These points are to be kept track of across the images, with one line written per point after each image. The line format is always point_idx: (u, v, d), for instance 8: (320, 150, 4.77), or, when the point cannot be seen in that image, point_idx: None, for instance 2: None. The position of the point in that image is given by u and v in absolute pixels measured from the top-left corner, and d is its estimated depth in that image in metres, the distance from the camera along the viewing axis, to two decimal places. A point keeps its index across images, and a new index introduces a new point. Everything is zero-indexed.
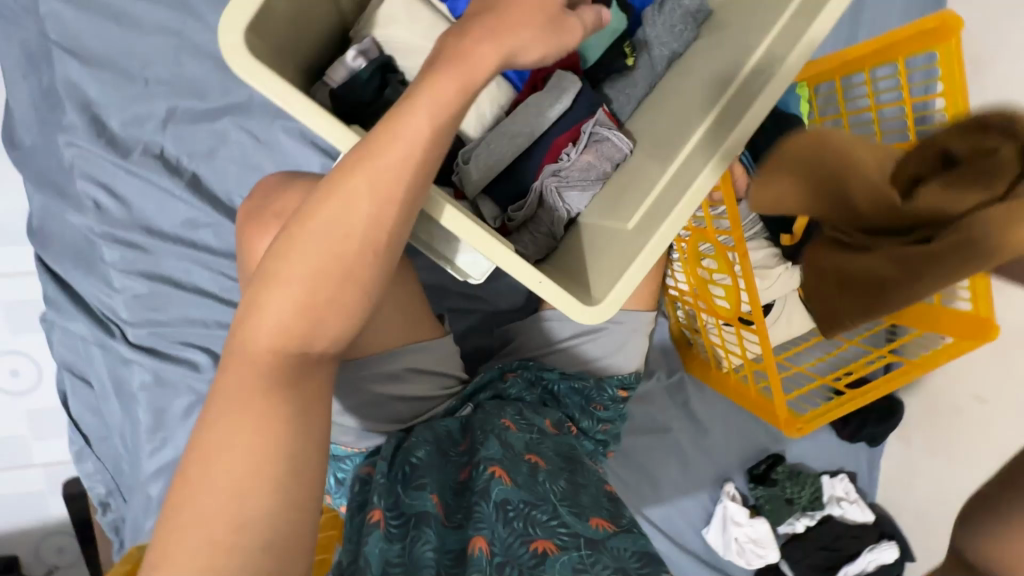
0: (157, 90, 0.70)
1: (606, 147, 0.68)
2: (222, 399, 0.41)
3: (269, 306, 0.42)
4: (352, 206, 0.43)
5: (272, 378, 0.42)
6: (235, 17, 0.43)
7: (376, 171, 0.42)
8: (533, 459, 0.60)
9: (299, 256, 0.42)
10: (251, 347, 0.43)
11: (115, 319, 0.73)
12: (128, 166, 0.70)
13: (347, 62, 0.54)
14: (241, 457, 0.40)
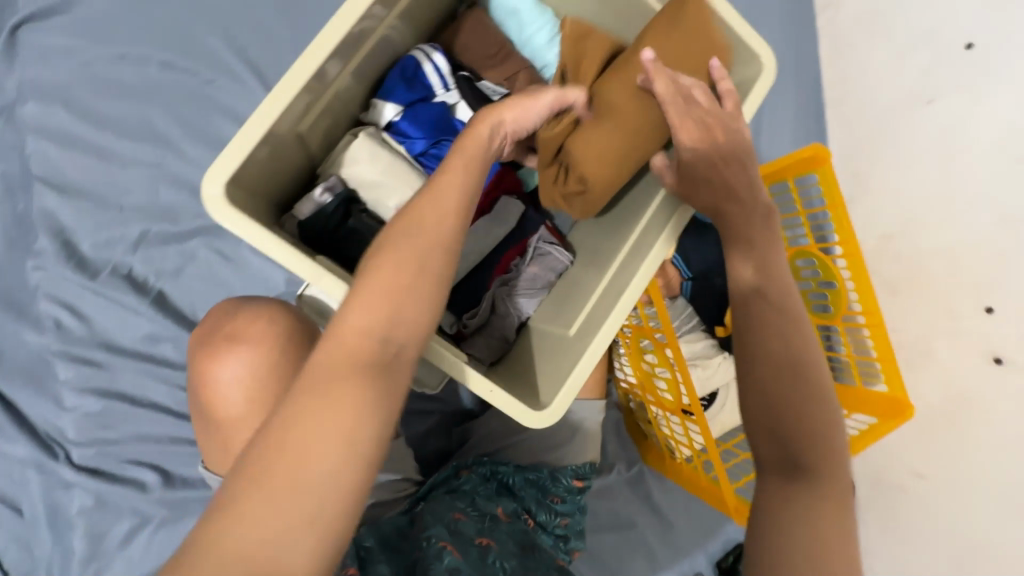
0: (131, 216, 0.74)
1: (549, 259, 0.77)
2: (312, 380, 0.37)
3: (284, 426, 0.35)
4: (371, 312, 0.41)
5: (360, 369, 0.38)
6: (217, 172, 0.50)
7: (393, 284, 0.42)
8: (483, 542, 0.67)
9: (317, 374, 0.37)
10: (343, 334, 0.40)
11: (61, 440, 0.71)
12: (95, 286, 0.73)
13: (315, 198, 0.63)
14: (317, 444, 0.35)
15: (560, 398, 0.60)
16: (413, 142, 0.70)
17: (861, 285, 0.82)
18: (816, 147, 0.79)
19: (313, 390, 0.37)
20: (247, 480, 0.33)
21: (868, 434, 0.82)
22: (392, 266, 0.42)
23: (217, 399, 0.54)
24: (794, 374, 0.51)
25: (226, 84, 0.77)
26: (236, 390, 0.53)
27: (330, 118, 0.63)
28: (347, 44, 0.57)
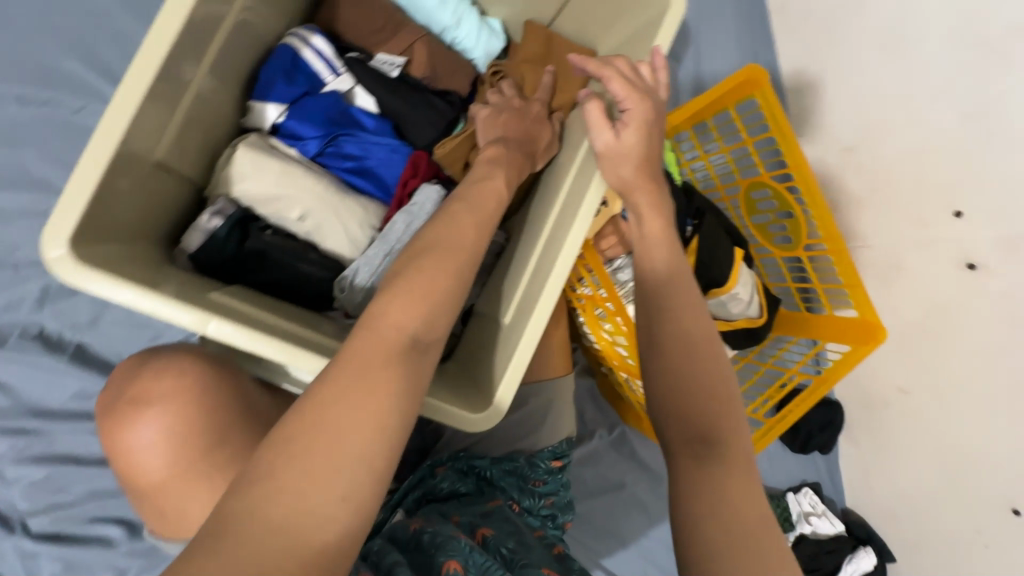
0: (29, 272, 0.70)
1: (483, 240, 0.70)
2: (346, 364, 0.38)
3: (321, 424, 0.35)
4: (410, 310, 0.42)
5: (389, 356, 0.39)
6: (60, 224, 0.42)
7: (424, 295, 0.43)
8: (482, 532, 0.61)
9: (349, 376, 0.37)
10: (379, 322, 0.41)
11: (12, 512, 0.69)
12: (6, 353, 0.68)
13: (203, 226, 0.56)
14: (345, 424, 0.35)
15: (500, 393, 0.56)
16: (306, 143, 0.62)
17: (819, 211, 0.77)
18: (748, 68, 0.72)
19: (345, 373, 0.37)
20: (276, 462, 0.33)
21: (843, 363, 0.79)
22: (435, 267, 0.44)
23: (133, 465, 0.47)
24: (700, 354, 0.51)
25: (97, 109, 0.73)
26: (153, 453, 0.46)
27: (204, 132, 0.57)
28: (198, 50, 0.49)
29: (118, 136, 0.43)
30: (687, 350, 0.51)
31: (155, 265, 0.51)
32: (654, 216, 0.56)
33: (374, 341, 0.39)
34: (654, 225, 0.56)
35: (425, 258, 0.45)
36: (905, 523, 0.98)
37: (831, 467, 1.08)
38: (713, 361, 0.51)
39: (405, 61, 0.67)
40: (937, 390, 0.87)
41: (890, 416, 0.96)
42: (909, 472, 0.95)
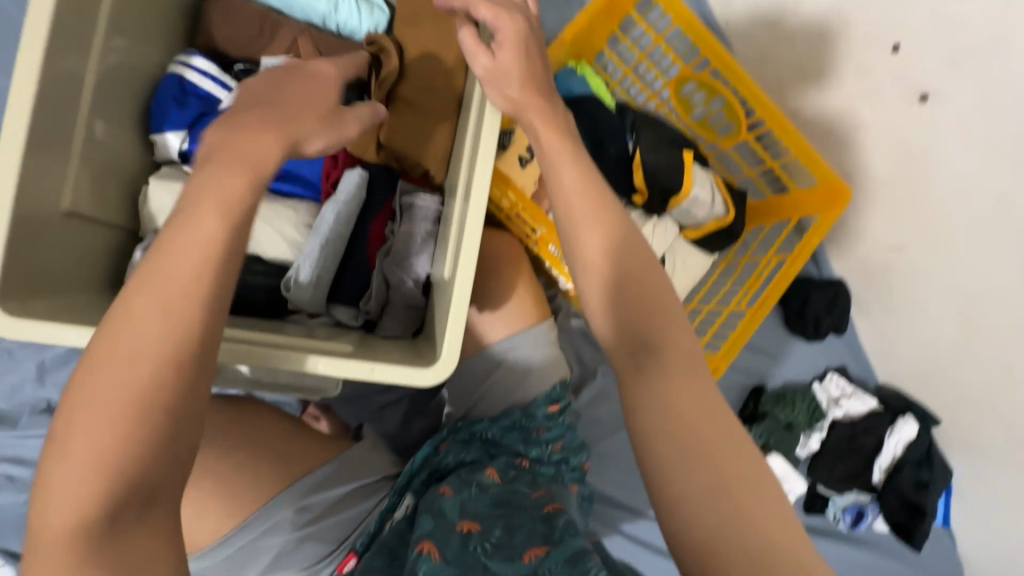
0: (21, 353, 0.74)
1: (417, 210, 0.73)
2: (81, 411, 0.34)
3: (62, 490, 0.32)
4: (148, 326, 0.35)
5: (125, 390, 0.34)
6: None
7: (169, 314, 0.35)
8: (466, 526, 0.58)
9: (104, 429, 0.33)
10: (112, 348, 0.34)
11: None
12: (23, 431, 0.73)
13: (138, 262, 0.59)
14: (76, 488, 0.32)
15: (448, 342, 0.55)
16: None
17: (745, 86, 0.76)
18: None
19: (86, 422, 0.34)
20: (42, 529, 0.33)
21: (817, 231, 0.77)
22: (175, 267, 0.36)
23: None
24: (652, 276, 0.49)
25: None
26: None
27: (115, 177, 0.59)
28: (70, 97, 0.51)
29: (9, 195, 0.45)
30: (634, 261, 0.49)
31: (101, 307, 0.55)
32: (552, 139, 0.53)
33: (105, 389, 0.34)
34: (554, 145, 0.53)
35: (162, 256, 0.37)
36: (937, 382, 0.94)
37: (852, 347, 1.04)
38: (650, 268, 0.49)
39: (294, 59, 0.68)
40: (933, 235, 0.83)
41: (891, 277, 0.92)
42: (926, 328, 0.91)
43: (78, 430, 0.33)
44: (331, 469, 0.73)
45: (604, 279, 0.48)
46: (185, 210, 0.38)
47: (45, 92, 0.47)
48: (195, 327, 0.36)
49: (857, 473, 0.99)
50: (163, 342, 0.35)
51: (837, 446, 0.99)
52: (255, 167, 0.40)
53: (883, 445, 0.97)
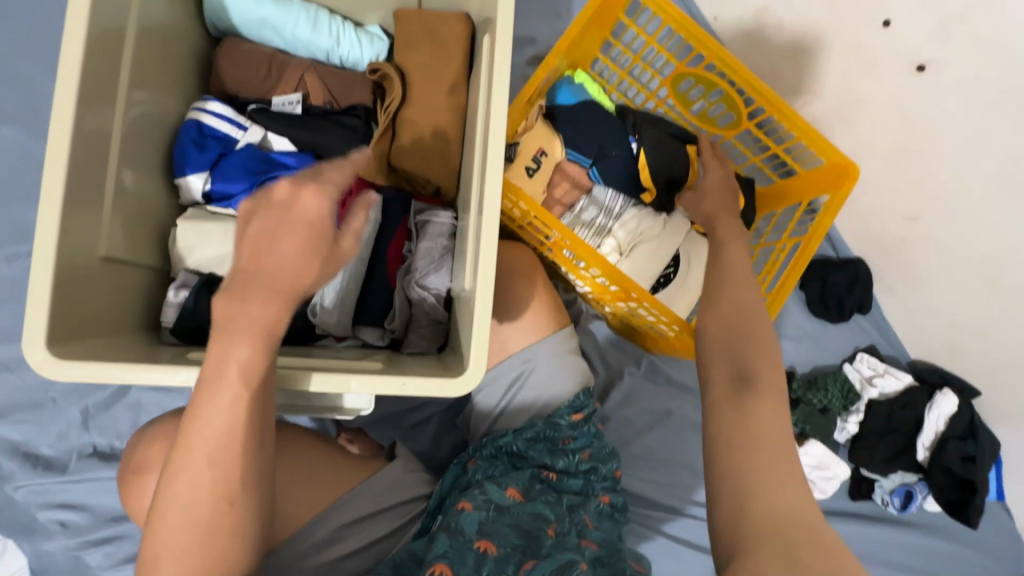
0: (66, 401, 0.77)
1: (432, 227, 0.75)
2: (170, 485, 0.44)
3: (166, 541, 0.43)
4: (216, 423, 0.43)
5: (216, 470, 0.44)
6: (33, 335, 0.47)
7: (228, 415, 0.44)
8: (482, 546, 0.58)
9: (192, 495, 0.43)
10: (194, 442, 0.43)
11: None
12: (72, 476, 0.76)
13: (172, 301, 0.62)
14: (170, 546, 0.43)
15: (475, 353, 0.56)
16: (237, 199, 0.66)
17: (740, 76, 0.77)
18: None
19: (175, 494, 0.43)
20: (146, 566, 0.44)
21: (827, 214, 0.76)
22: (231, 384, 0.44)
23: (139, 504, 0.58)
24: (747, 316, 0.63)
25: None
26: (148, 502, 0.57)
27: (144, 223, 0.61)
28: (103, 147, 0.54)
29: (51, 249, 0.48)
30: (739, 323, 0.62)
31: (141, 348, 0.57)
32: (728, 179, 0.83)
33: (192, 468, 0.43)
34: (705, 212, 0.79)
35: (220, 369, 0.43)
36: (971, 353, 0.92)
37: (879, 325, 1.02)
38: (758, 314, 0.63)
39: (302, 95, 0.73)
40: (948, 204, 0.83)
41: (910, 251, 0.91)
42: (951, 299, 0.89)
43: (172, 490, 0.43)
44: (365, 490, 0.67)
45: (708, 314, 0.65)
46: (223, 321, 0.44)
47: (78, 146, 0.50)
48: (254, 426, 0.45)
49: (899, 453, 0.96)
50: (225, 436, 0.44)
51: (875, 427, 0.97)
52: (268, 282, 0.44)
53: (924, 422, 0.95)
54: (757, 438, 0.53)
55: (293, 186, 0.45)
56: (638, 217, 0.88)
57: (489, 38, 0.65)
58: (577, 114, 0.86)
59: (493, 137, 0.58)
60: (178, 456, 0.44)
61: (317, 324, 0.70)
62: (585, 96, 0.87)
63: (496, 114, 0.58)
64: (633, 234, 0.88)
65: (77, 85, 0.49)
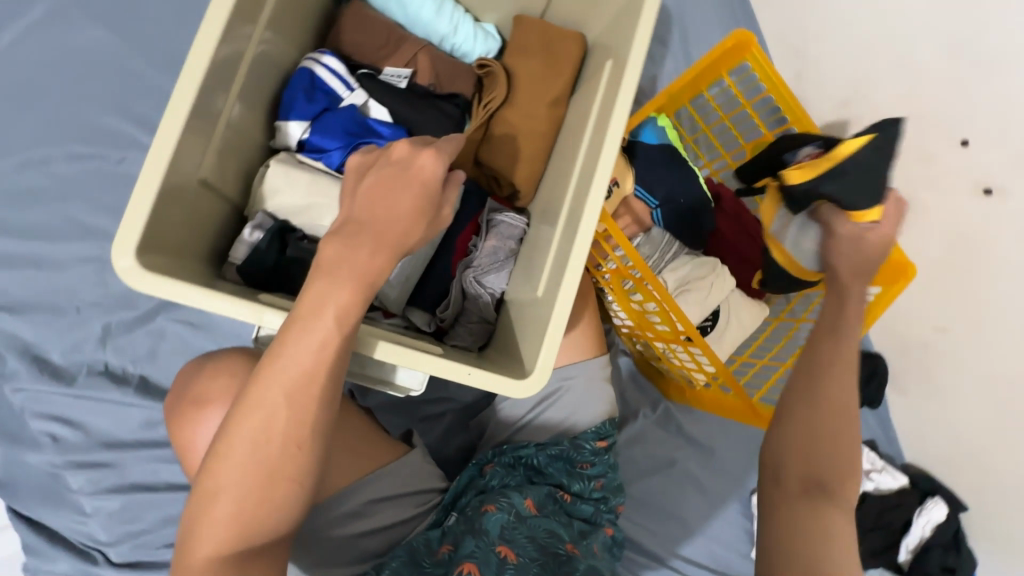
0: (90, 313, 0.74)
1: (503, 227, 0.75)
2: (243, 420, 0.43)
3: (227, 477, 0.42)
4: (302, 364, 0.43)
5: (294, 412, 0.43)
6: (125, 240, 0.46)
7: (313, 357, 0.43)
8: (504, 552, 0.60)
9: (259, 433, 0.42)
10: (277, 379, 0.43)
11: (96, 545, 0.74)
12: (75, 391, 0.73)
13: (246, 239, 0.61)
14: (233, 483, 0.42)
15: (542, 360, 0.57)
16: (331, 155, 0.65)
17: None
18: (736, 33, 0.75)
19: (248, 429, 0.43)
20: (201, 502, 0.43)
21: (878, 305, 0.79)
22: (324, 324, 0.43)
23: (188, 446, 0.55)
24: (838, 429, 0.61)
25: (137, 158, 0.76)
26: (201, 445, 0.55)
27: (235, 157, 0.61)
28: (225, 72, 0.53)
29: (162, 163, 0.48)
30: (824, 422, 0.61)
31: (203, 277, 0.56)
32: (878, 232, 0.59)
33: (269, 406, 0.43)
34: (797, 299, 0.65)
35: (317, 309, 0.43)
36: (969, 470, 0.94)
37: (885, 422, 1.04)
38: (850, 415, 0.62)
39: (412, 72, 0.73)
40: (982, 323, 0.86)
41: (932, 359, 0.94)
42: (962, 414, 0.92)
43: (241, 425, 0.43)
44: (392, 471, 0.67)
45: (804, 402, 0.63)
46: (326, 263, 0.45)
47: (211, 68, 0.51)
48: (333, 372, 0.44)
49: (880, 551, 0.98)
50: (304, 377, 0.43)
51: (863, 520, 0.98)
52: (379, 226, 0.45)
53: (912, 525, 0.97)
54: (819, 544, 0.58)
55: (413, 148, 0.47)
56: (689, 265, 0.88)
57: (611, 65, 0.66)
58: (656, 155, 0.87)
59: (601, 160, 0.60)
60: (257, 390, 0.43)
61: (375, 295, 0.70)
62: (665, 139, 0.89)
63: (610, 140, 0.60)
64: (681, 281, 0.87)
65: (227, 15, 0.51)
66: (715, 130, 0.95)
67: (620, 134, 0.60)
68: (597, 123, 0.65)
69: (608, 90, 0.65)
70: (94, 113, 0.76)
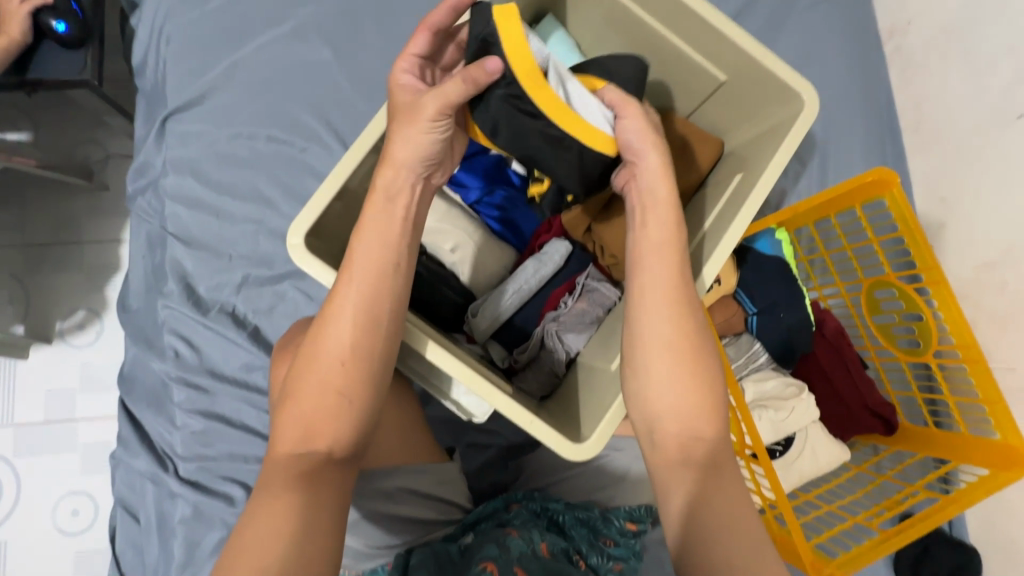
0: (237, 262, 0.88)
1: (597, 295, 0.76)
2: (319, 334, 0.53)
3: (308, 382, 0.52)
4: (359, 285, 0.53)
5: (356, 322, 0.53)
6: (301, 223, 0.59)
7: (365, 278, 0.53)
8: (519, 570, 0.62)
9: (321, 346, 0.53)
10: (340, 299, 0.53)
11: (170, 455, 0.85)
12: (206, 321, 0.86)
13: None
14: (308, 388, 0.52)
15: (598, 434, 0.59)
16: (467, 192, 0.81)
17: (950, 317, 0.73)
18: (879, 170, 0.75)
19: (318, 341, 0.53)
20: (287, 408, 0.52)
21: (981, 487, 0.71)
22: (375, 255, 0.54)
23: None
24: (699, 395, 0.55)
25: (316, 151, 0.92)
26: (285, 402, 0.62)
27: None
28: None
29: (342, 173, 0.61)
30: (689, 396, 0.55)
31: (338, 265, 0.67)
32: (671, 330, 0.56)
33: (338, 318, 0.53)
34: (654, 278, 0.57)
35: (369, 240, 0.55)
36: None
37: None
38: (707, 383, 0.56)
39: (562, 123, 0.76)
40: None
41: None
42: None
43: (319, 342, 0.53)
44: (431, 473, 0.71)
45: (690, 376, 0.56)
46: (372, 209, 0.56)
47: None
48: (387, 289, 0.54)
49: None
50: (358, 298, 0.53)
51: None
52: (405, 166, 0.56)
53: None
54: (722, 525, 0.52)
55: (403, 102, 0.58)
56: (777, 381, 0.86)
57: (739, 180, 0.70)
58: (766, 263, 0.87)
59: (704, 269, 0.65)
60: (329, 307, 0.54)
61: (467, 323, 0.77)
62: (779, 253, 0.88)
63: (720, 250, 0.65)
64: (759, 395, 0.85)
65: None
66: (835, 257, 0.93)
67: (730, 247, 0.64)
68: (709, 232, 0.69)
69: (729, 204, 0.69)
70: (296, 108, 0.92)
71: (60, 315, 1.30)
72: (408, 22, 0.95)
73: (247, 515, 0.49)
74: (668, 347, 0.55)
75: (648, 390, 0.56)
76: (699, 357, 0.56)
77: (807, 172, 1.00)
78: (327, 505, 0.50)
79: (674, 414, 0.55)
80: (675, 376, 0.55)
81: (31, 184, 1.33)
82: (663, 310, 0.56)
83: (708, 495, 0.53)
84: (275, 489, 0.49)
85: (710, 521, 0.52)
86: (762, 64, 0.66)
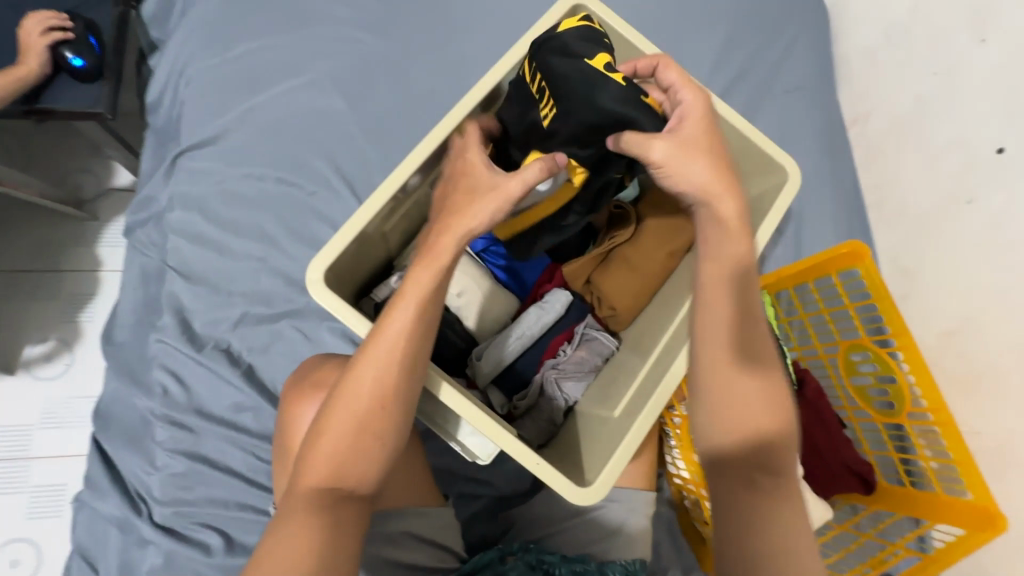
0: (236, 299, 0.88)
1: (596, 344, 0.79)
2: (352, 375, 0.54)
3: (339, 420, 0.53)
4: (401, 330, 0.54)
5: (393, 367, 0.54)
6: (320, 260, 0.61)
7: (408, 320, 0.55)
8: None
9: (360, 386, 0.54)
10: (379, 344, 0.54)
11: (145, 498, 0.80)
12: (198, 357, 0.85)
13: (391, 284, 0.72)
14: (337, 428, 0.53)
15: (604, 477, 0.60)
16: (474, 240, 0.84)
17: (922, 378, 0.78)
18: (853, 242, 0.82)
19: (350, 382, 0.54)
20: (314, 445, 0.53)
21: (960, 546, 0.74)
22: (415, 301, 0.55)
23: (292, 433, 0.63)
24: (776, 435, 0.59)
25: (325, 194, 0.94)
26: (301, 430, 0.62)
27: (408, 221, 0.75)
28: (428, 161, 0.69)
29: (362, 215, 0.64)
30: (760, 431, 0.59)
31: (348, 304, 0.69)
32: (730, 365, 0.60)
33: (375, 362, 0.54)
34: (722, 328, 0.61)
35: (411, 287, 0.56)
36: None
37: None
38: (786, 424, 0.59)
39: None
40: None
41: None
42: None
43: (353, 384, 0.54)
44: (434, 516, 0.70)
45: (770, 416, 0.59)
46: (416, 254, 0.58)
47: (427, 159, 0.68)
48: (423, 335, 0.55)
49: None
50: (397, 341, 0.54)
51: None
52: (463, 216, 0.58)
53: None
54: (779, 553, 0.54)
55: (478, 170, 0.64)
56: None
57: None
58: None
59: None
60: (365, 350, 0.54)
61: (471, 367, 0.78)
62: None
63: None
64: None
65: (451, 128, 0.69)
66: (814, 319, 0.99)
67: None
68: None
69: None
70: (308, 154, 0.96)
71: (29, 344, 1.24)
72: (420, 80, 1.01)
73: (269, 545, 0.50)
74: (751, 387, 0.59)
75: (719, 423, 0.60)
76: (778, 387, 0.60)
77: (784, 240, 1.08)
78: (350, 542, 0.52)
79: (737, 446, 0.59)
80: (756, 413, 0.59)
81: (17, 209, 1.31)
82: (741, 351, 0.60)
83: (761, 524, 0.56)
84: (302, 525, 0.50)
85: (767, 546, 0.55)
86: (751, 141, 0.73)
